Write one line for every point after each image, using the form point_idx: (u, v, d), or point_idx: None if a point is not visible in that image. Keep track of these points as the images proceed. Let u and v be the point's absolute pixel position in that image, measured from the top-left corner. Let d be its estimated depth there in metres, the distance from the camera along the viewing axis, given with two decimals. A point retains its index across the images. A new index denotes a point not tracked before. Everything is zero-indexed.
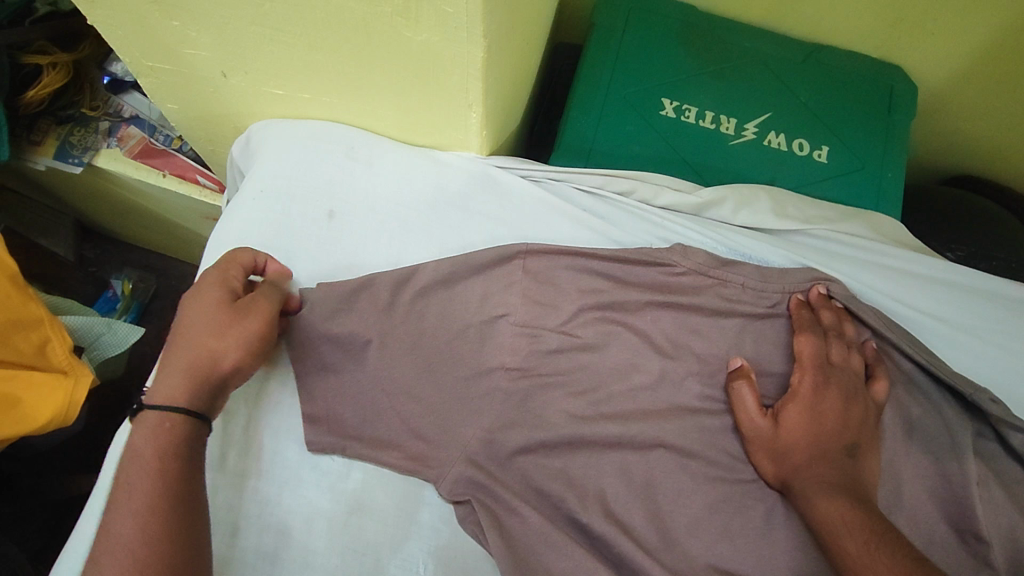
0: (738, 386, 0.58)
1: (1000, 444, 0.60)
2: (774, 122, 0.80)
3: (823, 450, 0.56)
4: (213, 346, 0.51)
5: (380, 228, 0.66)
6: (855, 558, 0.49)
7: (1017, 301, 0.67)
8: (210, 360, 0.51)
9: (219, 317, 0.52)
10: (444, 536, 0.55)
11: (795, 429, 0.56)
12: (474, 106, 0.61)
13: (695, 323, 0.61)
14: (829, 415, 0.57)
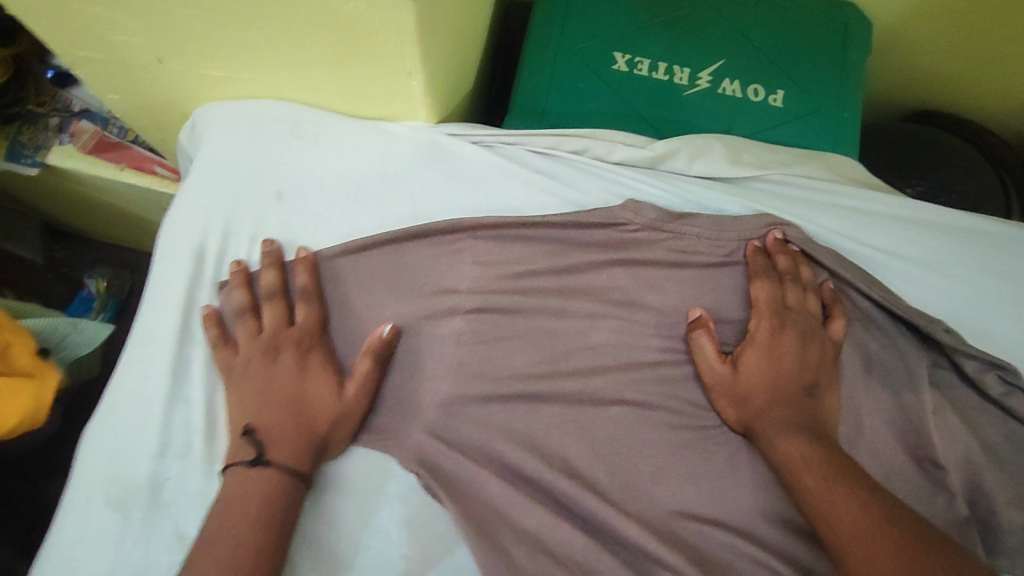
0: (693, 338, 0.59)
1: (955, 372, 0.61)
2: (728, 69, 0.79)
3: (782, 392, 0.57)
4: (332, 408, 0.56)
5: (331, 204, 0.65)
6: (816, 496, 0.50)
7: (969, 231, 0.67)
8: (321, 422, 0.55)
9: (262, 398, 0.56)
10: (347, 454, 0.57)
11: (753, 374, 0.57)
12: (415, 74, 0.60)
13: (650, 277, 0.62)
14: (787, 359, 0.58)
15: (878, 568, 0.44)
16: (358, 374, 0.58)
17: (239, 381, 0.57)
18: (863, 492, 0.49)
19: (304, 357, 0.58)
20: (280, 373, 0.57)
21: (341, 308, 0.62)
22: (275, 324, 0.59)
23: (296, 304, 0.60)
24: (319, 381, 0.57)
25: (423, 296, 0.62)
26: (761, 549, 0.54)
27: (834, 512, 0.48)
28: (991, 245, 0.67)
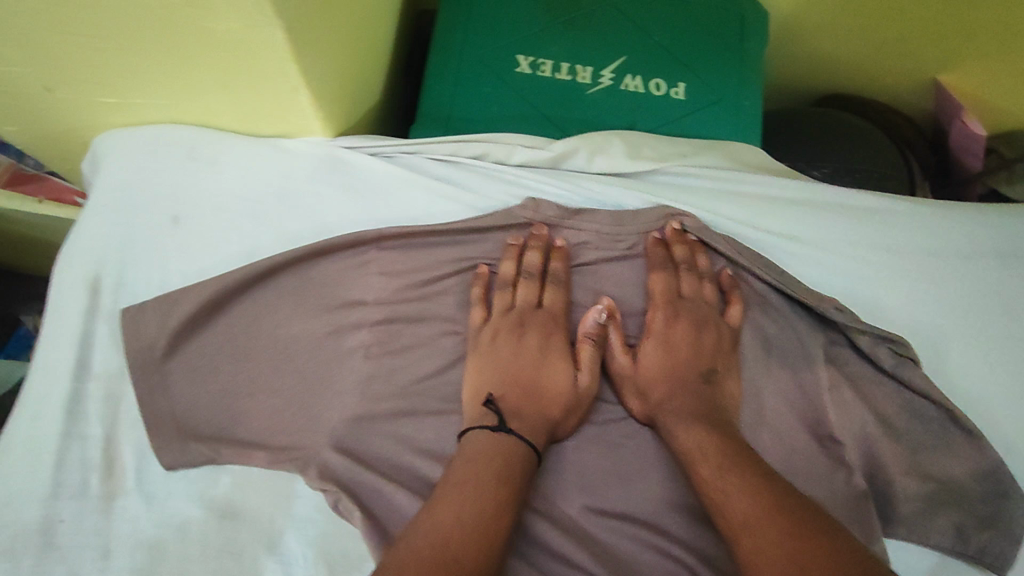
0: (562, 340, 0.59)
1: (852, 348, 0.62)
2: (630, 65, 0.80)
3: (681, 381, 0.60)
4: (556, 396, 0.58)
5: (229, 224, 0.64)
6: (713, 486, 0.51)
7: (863, 209, 0.69)
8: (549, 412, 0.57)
9: (545, 385, 0.58)
10: (255, 478, 0.56)
11: (651, 365, 0.61)
12: (299, 88, 0.59)
13: (559, 277, 0.61)
14: (684, 349, 0.61)
15: (773, 559, 0.45)
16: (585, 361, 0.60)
17: (488, 363, 0.58)
18: (757, 483, 0.50)
19: (546, 341, 0.60)
20: (535, 354, 0.59)
21: (246, 326, 0.61)
22: (528, 301, 0.61)
23: (546, 286, 0.61)
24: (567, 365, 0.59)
25: (327, 311, 0.61)
26: (667, 538, 0.55)
27: (729, 504, 0.50)
28: (885, 222, 0.68)
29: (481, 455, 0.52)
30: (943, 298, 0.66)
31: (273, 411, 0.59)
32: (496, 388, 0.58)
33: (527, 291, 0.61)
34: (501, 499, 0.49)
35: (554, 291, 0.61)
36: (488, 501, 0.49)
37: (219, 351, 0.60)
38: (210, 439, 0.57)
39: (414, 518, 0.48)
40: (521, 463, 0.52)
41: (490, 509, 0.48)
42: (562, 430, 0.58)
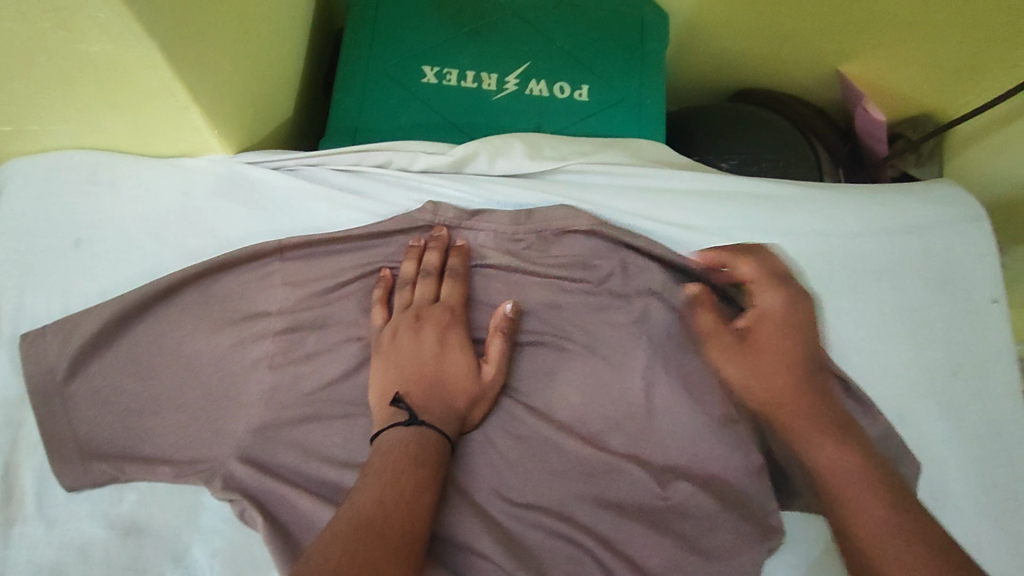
0: (460, 333, 0.60)
1: None
2: (533, 70, 0.82)
3: (790, 368, 0.61)
4: (459, 389, 0.58)
5: (133, 244, 0.65)
6: (828, 456, 0.56)
7: (756, 194, 0.72)
8: (453, 402, 0.57)
9: (444, 377, 0.58)
10: (162, 492, 0.57)
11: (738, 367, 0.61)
12: (189, 106, 0.60)
13: (457, 271, 0.62)
14: (778, 339, 0.62)
15: (865, 513, 0.52)
16: (493, 352, 0.60)
17: (389, 358, 0.59)
18: (832, 438, 0.57)
19: (445, 335, 0.60)
20: (434, 345, 0.59)
21: (151, 344, 0.61)
22: (425, 297, 0.61)
23: (444, 282, 0.62)
24: (466, 358, 0.59)
25: (233, 324, 0.62)
26: (570, 525, 0.56)
27: (819, 456, 0.56)
28: (778, 205, 0.71)
29: (393, 451, 0.53)
30: (834, 275, 0.69)
31: (179, 426, 0.59)
32: (402, 387, 0.57)
33: (424, 290, 0.61)
34: (417, 488, 0.51)
35: (451, 285, 0.62)
36: (405, 492, 0.50)
37: (123, 370, 0.60)
38: (114, 458, 0.57)
39: (336, 513, 0.48)
40: (435, 451, 0.54)
41: (406, 502, 0.49)
42: (470, 419, 0.59)
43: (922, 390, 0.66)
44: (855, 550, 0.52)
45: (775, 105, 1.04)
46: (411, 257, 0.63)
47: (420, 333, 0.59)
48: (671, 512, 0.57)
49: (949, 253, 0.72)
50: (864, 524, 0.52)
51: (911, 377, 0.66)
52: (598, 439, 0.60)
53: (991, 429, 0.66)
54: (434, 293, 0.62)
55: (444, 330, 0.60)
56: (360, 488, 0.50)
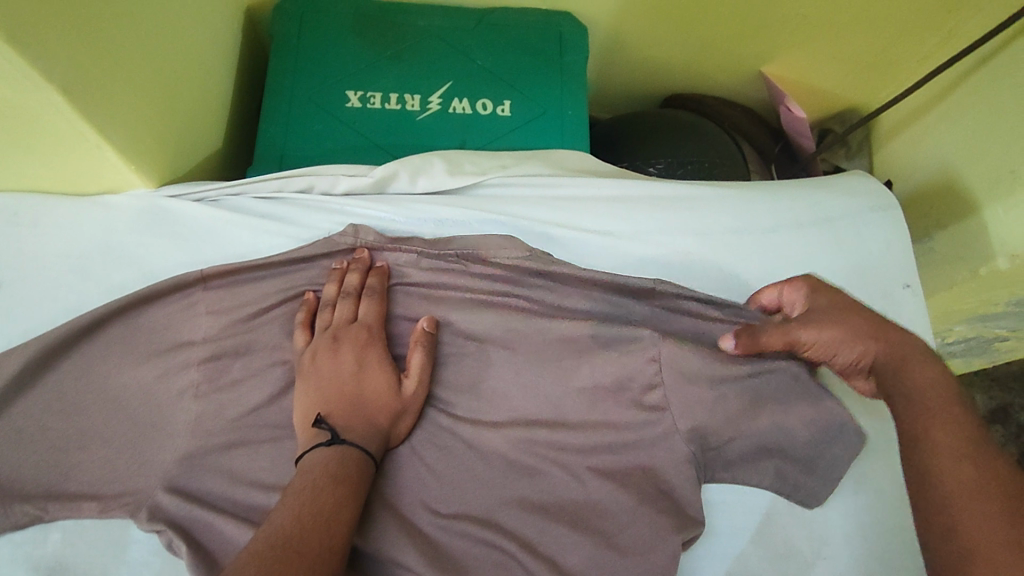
0: (378, 349, 0.61)
1: None
2: (456, 89, 0.85)
3: (876, 332, 0.59)
4: (380, 405, 0.59)
5: (57, 282, 0.66)
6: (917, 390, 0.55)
7: (673, 197, 0.74)
8: (375, 419, 0.58)
9: (365, 395, 0.59)
10: (87, 527, 0.58)
11: (837, 331, 0.59)
12: (102, 145, 0.61)
13: (375, 290, 0.64)
14: (855, 315, 0.60)
15: (943, 434, 0.51)
16: (414, 367, 0.61)
17: (311, 379, 0.60)
18: (928, 361, 0.57)
19: (364, 353, 0.61)
20: (355, 363, 0.60)
21: (75, 381, 0.62)
22: (344, 316, 0.62)
23: (361, 301, 0.63)
24: (387, 374, 0.60)
25: (158, 356, 0.63)
26: (495, 531, 0.57)
27: (913, 376, 0.56)
28: (693, 207, 0.73)
29: (313, 470, 0.53)
30: (749, 270, 0.72)
31: (104, 459, 0.59)
32: (323, 407, 0.58)
33: (343, 309, 0.63)
34: (339, 504, 0.51)
35: (368, 303, 0.63)
36: (326, 508, 0.50)
37: (47, 410, 0.61)
38: (37, 498, 0.58)
39: (254, 533, 0.47)
40: (357, 467, 0.54)
41: (327, 517, 0.49)
42: (393, 435, 0.59)
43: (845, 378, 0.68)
44: (915, 462, 0.52)
45: (708, 111, 1.09)
46: (332, 279, 0.64)
47: (340, 353, 0.60)
48: (591, 511, 0.59)
49: (861, 244, 0.74)
50: (932, 452, 0.51)
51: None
52: (527, 444, 0.61)
53: None
54: (354, 312, 0.63)
55: (363, 348, 0.61)
56: (284, 503, 0.50)
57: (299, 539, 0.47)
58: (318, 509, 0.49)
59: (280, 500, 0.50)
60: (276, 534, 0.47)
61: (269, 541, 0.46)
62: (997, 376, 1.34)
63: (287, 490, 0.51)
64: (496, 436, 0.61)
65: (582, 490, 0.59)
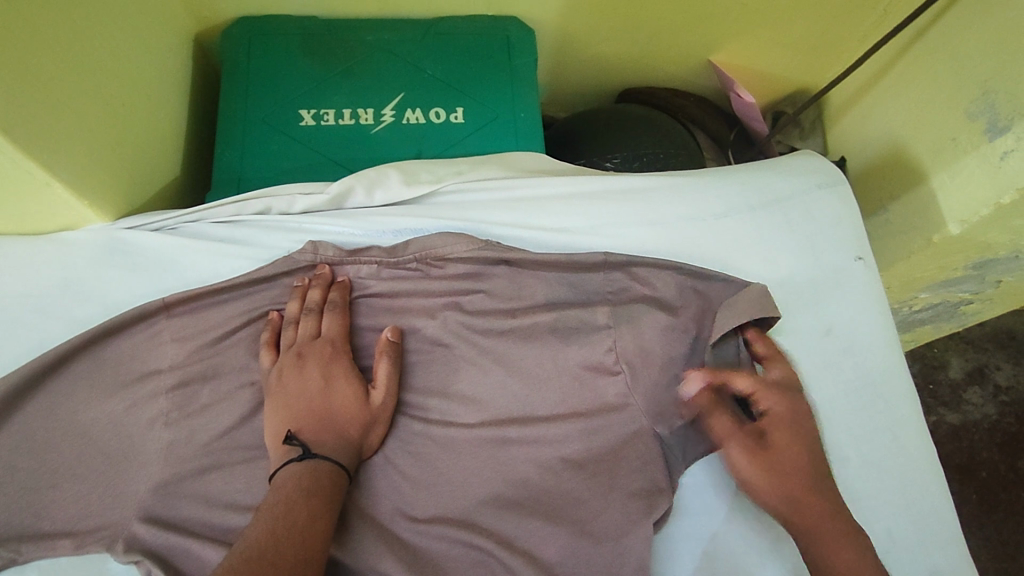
0: (344, 362, 0.62)
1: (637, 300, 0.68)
2: (408, 100, 0.86)
3: (812, 490, 0.58)
4: (349, 416, 0.59)
5: (16, 323, 0.66)
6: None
7: (626, 189, 0.75)
8: (346, 430, 0.59)
9: (333, 408, 0.59)
10: (64, 564, 0.58)
11: (785, 433, 0.60)
12: (52, 182, 0.61)
13: (337, 304, 0.65)
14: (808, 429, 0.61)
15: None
16: (381, 377, 0.62)
17: (278, 397, 0.60)
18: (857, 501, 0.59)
19: (329, 367, 0.61)
20: (321, 378, 0.61)
21: (43, 420, 0.62)
22: (307, 332, 0.63)
23: (324, 316, 0.64)
24: (354, 386, 0.61)
25: (125, 388, 0.63)
26: (473, 531, 0.58)
27: (847, 522, 0.57)
28: (646, 197, 0.75)
29: (286, 484, 0.53)
30: (705, 254, 0.73)
31: (78, 495, 0.59)
32: (293, 424, 0.58)
33: (307, 326, 0.63)
34: (313, 515, 0.51)
35: (331, 318, 0.64)
36: (300, 520, 0.50)
37: (15, 451, 0.61)
38: (11, 540, 0.58)
39: (229, 552, 0.48)
40: (330, 477, 0.55)
41: (301, 529, 0.50)
42: (365, 445, 0.60)
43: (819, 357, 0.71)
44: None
45: (661, 102, 1.11)
46: (294, 296, 0.65)
47: (305, 369, 0.61)
48: (565, 502, 0.60)
49: (812, 222, 0.76)
50: None
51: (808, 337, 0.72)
52: (498, 442, 0.62)
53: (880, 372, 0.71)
54: (316, 327, 0.64)
55: (328, 363, 0.62)
56: (258, 517, 0.51)
57: (272, 554, 0.47)
58: (292, 521, 0.50)
59: (255, 517, 0.51)
60: (248, 551, 0.47)
61: (242, 559, 0.47)
62: (971, 338, 1.37)
63: (263, 506, 0.52)
64: (468, 437, 0.62)
65: (555, 483, 0.61)
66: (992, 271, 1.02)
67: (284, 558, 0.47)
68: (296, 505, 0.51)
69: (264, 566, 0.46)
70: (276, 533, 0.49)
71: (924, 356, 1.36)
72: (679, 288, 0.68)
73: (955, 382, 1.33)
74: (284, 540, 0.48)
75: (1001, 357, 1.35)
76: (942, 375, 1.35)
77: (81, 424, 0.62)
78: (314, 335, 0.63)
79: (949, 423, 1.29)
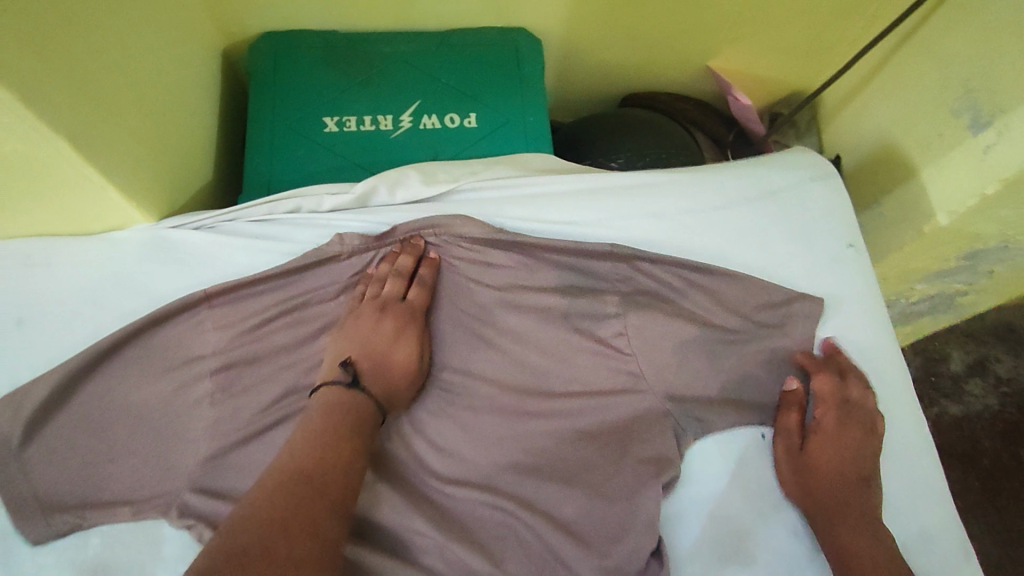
0: (414, 331, 0.68)
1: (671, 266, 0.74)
2: (424, 107, 0.92)
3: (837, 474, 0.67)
4: (400, 370, 0.66)
5: (72, 313, 0.71)
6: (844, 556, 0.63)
7: (630, 185, 0.81)
8: (395, 384, 0.66)
9: (398, 363, 0.66)
10: (123, 530, 0.63)
11: (796, 462, 0.68)
12: (106, 186, 0.67)
13: (425, 281, 0.71)
14: (839, 456, 0.68)
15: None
16: (426, 351, 0.69)
17: (351, 327, 0.68)
18: (858, 519, 0.65)
19: (401, 327, 0.68)
20: (395, 331, 0.68)
21: (98, 401, 0.67)
22: (394, 293, 0.70)
23: (411, 286, 0.71)
24: (415, 349, 0.68)
25: (173, 370, 0.69)
26: (496, 495, 0.63)
27: (846, 539, 0.64)
28: (648, 191, 0.80)
29: (323, 427, 0.58)
30: (705, 243, 0.78)
31: (133, 468, 0.65)
32: (356, 353, 0.66)
33: (393, 287, 0.70)
34: (336, 473, 0.55)
35: (418, 290, 0.70)
36: (323, 474, 0.54)
37: (74, 429, 0.66)
38: (74, 507, 0.63)
39: (257, 485, 0.53)
40: (359, 434, 0.59)
41: (322, 481, 0.54)
42: (406, 394, 0.67)
43: (843, 270, 0.79)
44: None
45: (662, 105, 1.17)
46: (389, 258, 0.72)
47: (382, 322, 0.68)
48: (579, 468, 0.65)
49: (806, 212, 0.81)
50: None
51: (831, 257, 0.79)
52: (517, 416, 0.67)
53: (873, 349, 0.75)
54: (399, 288, 0.70)
55: (404, 324, 0.68)
56: (290, 448, 0.56)
57: (294, 500, 0.51)
58: (315, 474, 0.54)
59: (283, 458, 0.55)
60: (271, 493, 0.52)
61: (264, 498, 0.51)
62: (972, 332, 1.41)
63: (297, 444, 0.57)
64: (489, 412, 0.67)
65: (570, 451, 0.66)
66: (984, 261, 1.07)
67: (302, 506, 0.51)
68: (325, 460, 0.56)
69: (282, 512, 0.50)
70: (302, 483, 0.53)
71: (925, 349, 1.40)
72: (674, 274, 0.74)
73: (957, 374, 1.37)
74: (307, 490, 0.53)
75: (1001, 349, 1.39)
76: (944, 368, 1.38)
77: (136, 404, 0.68)
78: (400, 299, 0.70)
79: (952, 414, 1.33)
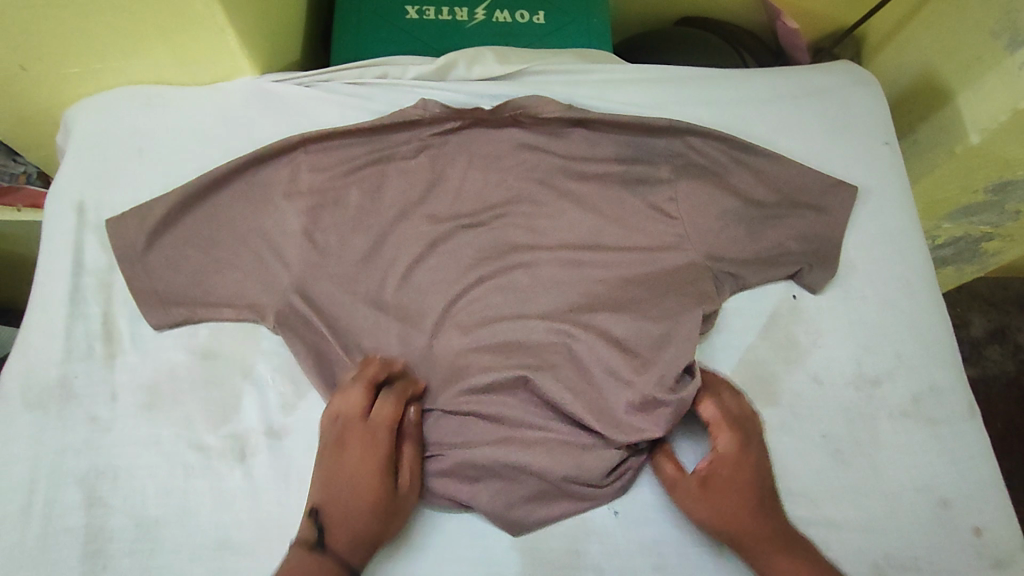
0: (382, 445, 0.64)
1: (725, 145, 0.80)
2: (498, 2, 0.99)
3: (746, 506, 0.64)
4: (368, 493, 0.62)
5: (184, 149, 0.80)
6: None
7: (686, 77, 0.88)
8: (366, 523, 0.61)
9: (363, 486, 0.62)
10: (226, 327, 0.73)
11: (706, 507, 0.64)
12: (226, 29, 0.74)
13: (395, 395, 0.66)
14: (739, 485, 0.65)
15: None
16: (405, 463, 0.65)
17: (321, 462, 0.65)
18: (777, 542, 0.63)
19: (367, 443, 0.64)
20: (360, 458, 0.63)
21: (205, 221, 0.76)
22: (356, 408, 0.65)
23: (381, 401, 0.66)
24: (382, 469, 0.63)
25: (271, 203, 0.77)
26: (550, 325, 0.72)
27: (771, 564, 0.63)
28: (703, 83, 0.87)
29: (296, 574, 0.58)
30: (752, 132, 0.85)
31: (235, 278, 0.74)
32: (318, 501, 0.63)
33: (357, 403, 0.66)
34: None
35: (383, 404, 0.66)
36: None
37: (185, 241, 0.75)
38: (187, 303, 0.73)
39: None
40: None
41: None
42: (382, 528, 0.62)
43: (880, 165, 0.85)
44: None
45: (715, 27, 1.23)
46: (360, 374, 0.67)
47: (347, 443, 0.64)
48: (626, 309, 0.73)
49: (848, 112, 0.87)
50: None
51: (869, 152, 0.85)
52: (574, 264, 0.76)
53: (902, 237, 0.81)
54: (366, 403, 0.66)
55: (365, 445, 0.64)
56: None
57: None
58: None
59: None
60: None
61: None
62: (994, 301, 1.46)
63: None
64: (550, 259, 0.76)
65: (620, 293, 0.74)
66: (1011, 200, 1.07)
67: None
68: None
69: None
70: None
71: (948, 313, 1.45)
72: (729, 155, 0.79)
73: (976, 340, 1.42)
74: None
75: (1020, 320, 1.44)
76: (965, 333, 1.43)
77: (238, 228, 0.76)
78: (364, 409, 0.65)
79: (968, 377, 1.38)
